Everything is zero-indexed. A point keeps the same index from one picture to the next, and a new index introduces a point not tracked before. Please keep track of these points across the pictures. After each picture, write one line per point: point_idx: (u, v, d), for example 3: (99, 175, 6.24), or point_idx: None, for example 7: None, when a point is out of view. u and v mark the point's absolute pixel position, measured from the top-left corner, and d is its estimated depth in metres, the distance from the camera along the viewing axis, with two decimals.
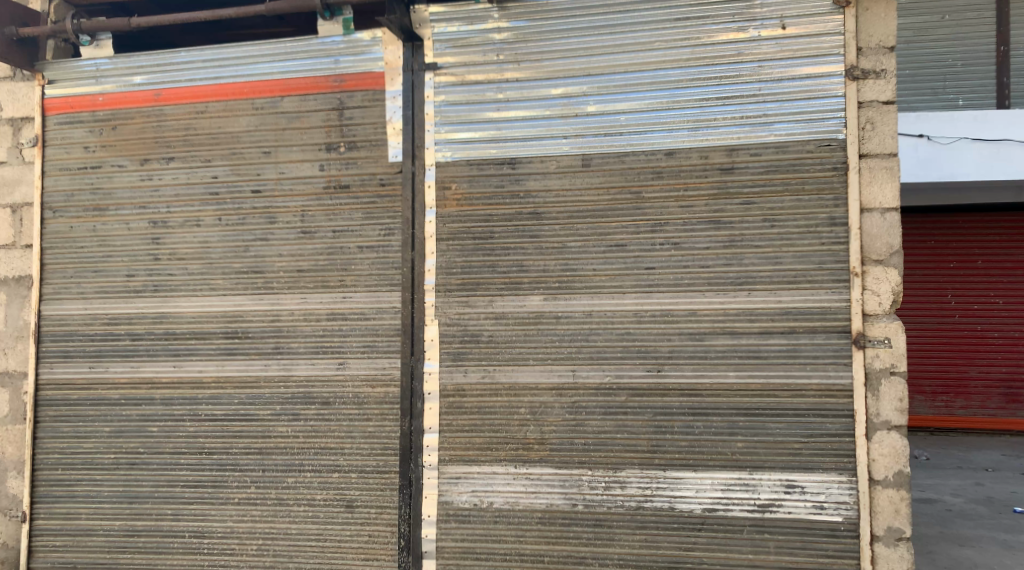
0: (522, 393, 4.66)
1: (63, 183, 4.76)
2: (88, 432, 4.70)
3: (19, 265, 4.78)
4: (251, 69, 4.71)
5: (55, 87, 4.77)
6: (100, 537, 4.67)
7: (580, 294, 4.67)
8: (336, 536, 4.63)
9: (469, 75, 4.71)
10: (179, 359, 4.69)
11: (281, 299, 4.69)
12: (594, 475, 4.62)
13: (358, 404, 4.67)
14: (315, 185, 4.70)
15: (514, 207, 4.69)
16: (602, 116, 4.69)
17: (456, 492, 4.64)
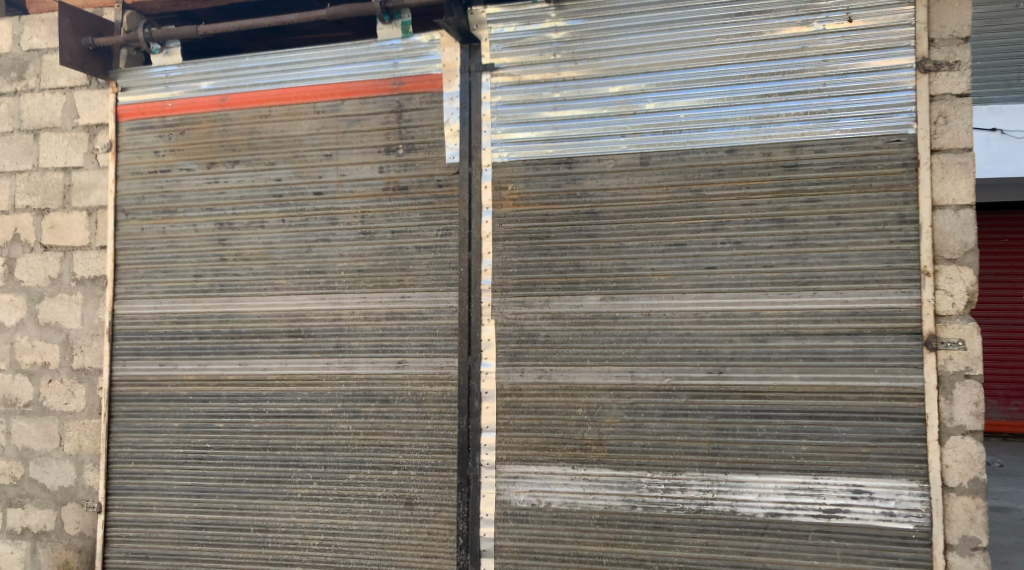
0: (579, 393, 4.65)
1: (134, 187, 4.90)
2: (158, 427, 4.83)
3: (95, 265, 4.93)
4: (313, 74, 4.80)
5: (127, 94, 4.91)
6: (169, 529, 4.78)
7: (638, 294, 4.63)
8: (396, 533, 4.70)
9: (526, 75, 4.72)
10: (245, 356, 4.80)
11: (342, 298, 4.76)
12: (654, 477, 4.58)
13: (416, 402, 4.72)
14: (375, 187, 4.76)
15: (571, 207, 4.69)
16: (661, 113, 4.64)
17: (514, 492, 4.65)
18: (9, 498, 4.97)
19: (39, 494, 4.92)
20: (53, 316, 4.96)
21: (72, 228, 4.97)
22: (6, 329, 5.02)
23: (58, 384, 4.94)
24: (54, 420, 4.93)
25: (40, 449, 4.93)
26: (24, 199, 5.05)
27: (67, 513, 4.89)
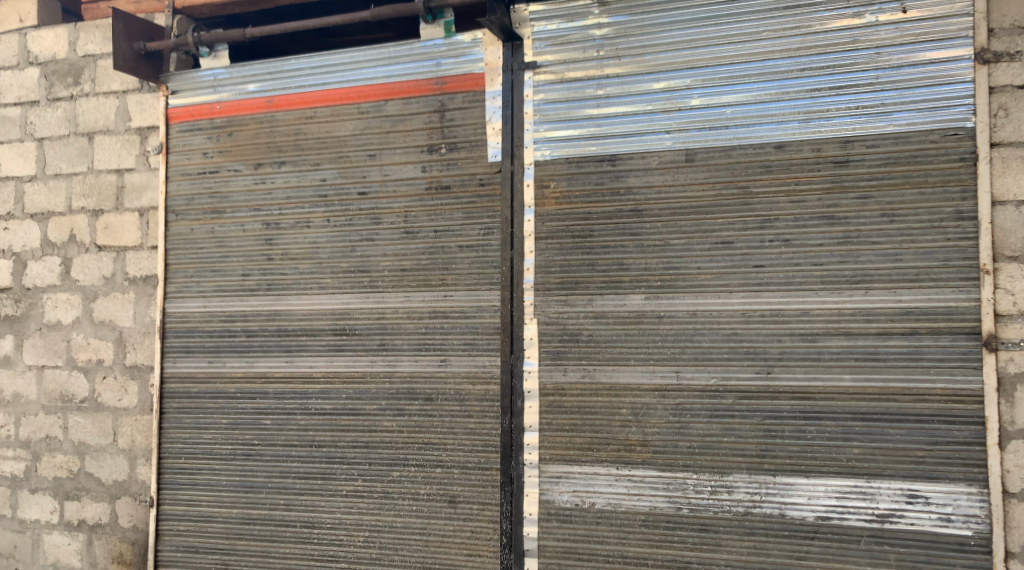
0: (623, 393, 4.60)
1: (184, 188, 4.99)
2: (207, 423, 4.90)
3: (147, 264, 5.04)
4: (357, 75, 4.84)
5: (177, 97, 5.01)
6: (219, 523, 4.85)
7: (684, 293, 4.57)
8: (440, 531, 4.70)
9: (569, 72, 4.69)
10: (291, 355, 4.84)
11: (386, 297, 4.78)
12: (700, 479, 4.51)
13: (459, 400, 4.71)
14: (417, 186, 4.77)
15: (615, 205, 4.64)
16: (707, 109, 4.57)
17: (557, 492, 4.62)
18: (65, 491, 5.09)
19: (94, 488, 5.05)
20: (107, 314, 5.08)
21: (125, 229, 5.09)
22: (62, 327, 5.15)
23: (112, 380, 5.06)
24: (109, 415, 5.05)
25: (96, 444, 5.06)
26: (79, 201, 5.17)
27: (121, 507, 5.00)
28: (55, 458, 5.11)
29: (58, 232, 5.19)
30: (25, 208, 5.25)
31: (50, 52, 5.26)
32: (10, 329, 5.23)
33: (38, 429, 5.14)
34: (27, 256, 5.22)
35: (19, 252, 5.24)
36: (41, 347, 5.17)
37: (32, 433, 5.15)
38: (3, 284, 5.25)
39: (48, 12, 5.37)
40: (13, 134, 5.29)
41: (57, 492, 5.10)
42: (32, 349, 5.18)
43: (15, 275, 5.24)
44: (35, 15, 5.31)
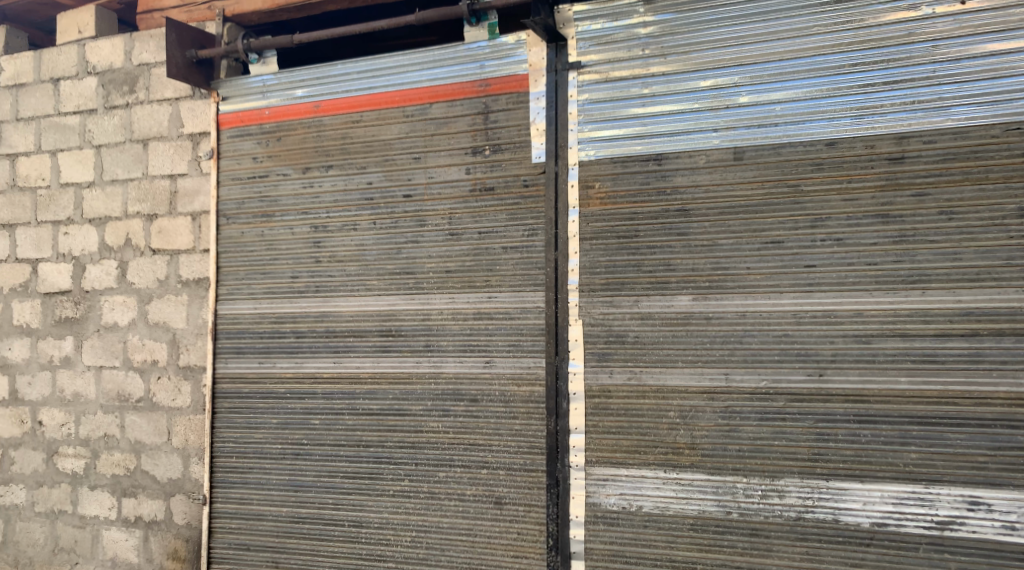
0: (671, 396, 4.54)
1: (235, 192, 5.09)
2: (258, 423, 4.97)
3: (199, 267, 5.16)
4: (402, 79, 4.87)
5: (228, 103, 5.12)
6: (269, 522, 4.91)
7: (733, 294, 4.49)
8: (486, 532, 4.69)
9: (614, 71, 4.66)
10: (339, 355, 4.88)
11: (431, 299, 4.80)
12: (750, 483, 4.43)
13: (504, 401, 4.69)
14: (462, 188, 4.79)
15: (661, 205, 4.59)
16: (755, 107, 4.49)
17: (604, 495, 4.58)
18: (123, 488, 5.23)
19: (150, 485, 5.17)
20: (161, 316, 5.21)
21: (178, 233, 5.21)
22: (119, 328, 5.29)
23: (166, 380, 5.18)
24: (163, 414, 5.18)
25: (151, 442, 5.19)
26: (135, 205, 5.31)
27: (175, 504, 5.12)
28: (113, 456, 5.25)
29: (115, 236, 5.33)
30: (83, 214, 5.41)
31: (107, 62, 5.42)
32: (70, 330, 5.39)
33: (97, 428, 5.29)
34: (85, 259, 5.38)
35: (78, 256, 5.40)
36: (99, 348, 5.32)
37: (91, 432, 5.31)
38: (63, 287, 5.41)
39: (105, 23, 5.57)
40: (72, 141, 5.46)
41: (115, 488, 5.24)
42: (90, 350, 5.33)
43: (73, 278, 5.40)
44: (92, 26, 5.49)
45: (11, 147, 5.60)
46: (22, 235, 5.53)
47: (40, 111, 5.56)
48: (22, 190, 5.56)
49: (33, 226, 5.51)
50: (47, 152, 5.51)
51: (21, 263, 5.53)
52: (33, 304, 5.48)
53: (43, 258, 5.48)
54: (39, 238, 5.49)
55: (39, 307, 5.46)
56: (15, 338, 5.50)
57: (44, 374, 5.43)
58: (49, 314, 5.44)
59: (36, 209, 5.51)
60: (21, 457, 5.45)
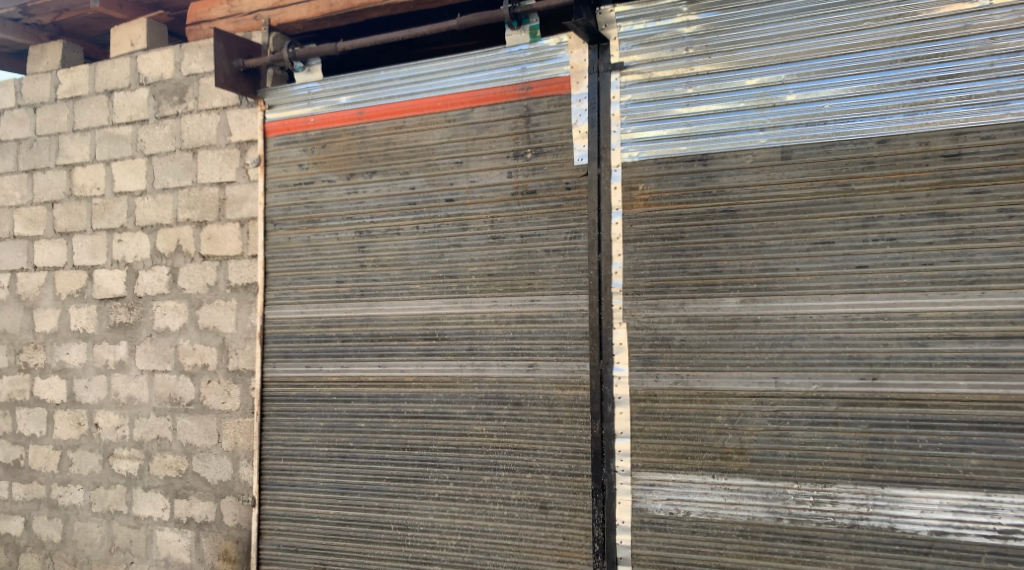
0: (718, 400, 4.45)
1: (281, 199, 5.16)
2: (305, 426, 5.03)
3: (247, 273, 5.24)
4: (444, 84, 4.89)
5: (274, 111, 5.19)
6: (317, 524, 4.96)
7: (782, 296, 4.40)
8: (531, 536, 4.66)
9: (657, 71, 4.60)
10: (383, 359, 4.91)
11: (473, 302, 4.79)
12: (801, 489, 4.33)
13: (548, 405, 4.66)
14: (503, 192, 4.78)
15: (707, 205, 4.51)
16: (803, 105, 4.39)
17: (651, 500, 4.51)
18: (175, 490, 5.33)
19: (201, 487, 5.27)
20: (211, 321, 5.31)
21: (227, 239, 5.31)
22: (171, 333, 5.40)
23: (216, 384, 5.28)
24: (213, 417, 5.27)
25: (202, 445, 5.28)
26: (185, 213, 5.42)
27: (225, 506, 5.20)
28: (166, 458, 5.36)
29: (166, 243, 5.45)
30: (136, 221, 5.54)
31: (158, 73, 5.54)
32: (124, 335, 5.52)
33: (150, 430, 5.41)
34: (138, 266, 5.51)
35: (132, 263, 5.53)
36: (152, 352, 5.44)
37: (145, 434, 5.43)
38: (118, 293, 5.55)
39: (156, 35, 5.69)
40: (125, 151, 5.60)
41: (168, 490, 5.35)
42: (143, 354, 5.46)
43: (127, 284, 5.53)
44: (143, 38, 5.62)
45: (67, 158, 5.77)
46: (78, 242, 5.69)
47: (95, 122, 5.71)
48: (78, 199, 5.72)
49: (89, 234, 5.66)
50: (102, 162, 5.66)
51: (78, 269, 5.68)
52: (89, 309, 5.62)
53: (98, 265, 5.62)
54: (94, 245, 5.64)
55: (94, 313, 5.61)
56: (73, 342, 5.66)
57: (99, 377, 5.57)
58: (104, 320, 5.58)
59: (91, 217, 5.66)
60: (79, 459, 5.60)
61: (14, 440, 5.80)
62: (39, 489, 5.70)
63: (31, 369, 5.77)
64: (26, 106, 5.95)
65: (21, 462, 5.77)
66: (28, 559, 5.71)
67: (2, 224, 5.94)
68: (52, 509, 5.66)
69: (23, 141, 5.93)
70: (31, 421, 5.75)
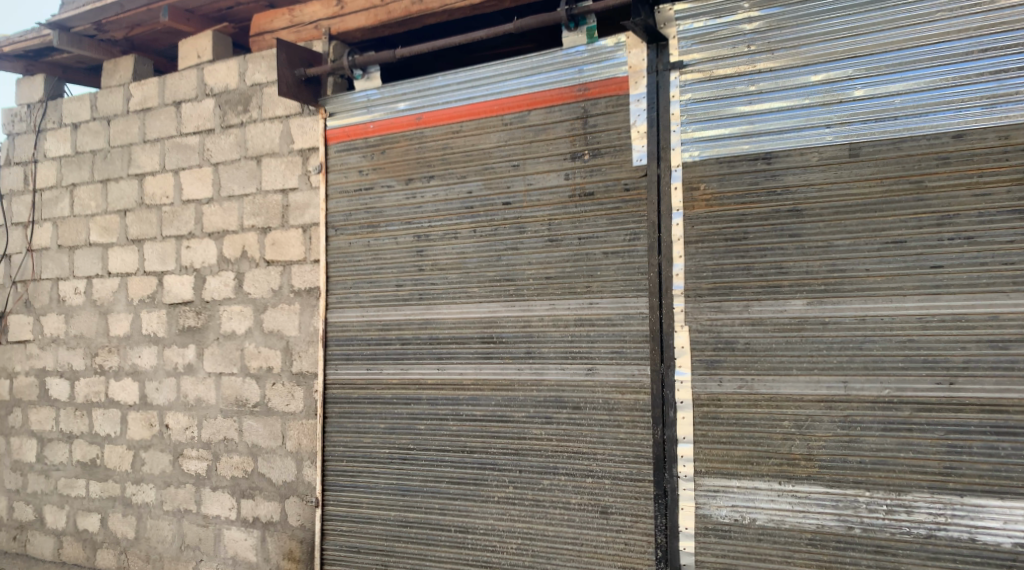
0: (785, 405, 4.32)
1: (342, 205, 5.24)
2: (367, 428, 5.09)
3: (311, 277, 5.33)
4: (501, 87, 4.89)
5: (335, 119, 5.28)
6: (379, 525, 5.01)
7: (851, 297, 4.25)
8: (592, 541, 4.59)
9: (718, 69, 4.50)
10: (442, 361, 4.94)
11: (531, 305, 4.78)
12: (873, 497, 4.17)
13: (608, 409, 4.60)
14: (561, 194, 4.74)
15: (772, 205, 4.38)
16: (872, 100, 4.25)
17: (715, 506, 4.39)
18: (242, 489, 5.46)
19: (267, 487, 5.38)
20: (275, 324, 5.43)
21: (290, 244, 5.41)
22: (237, 336, 5.54)
23: (280, 386, 5.38)
24: (278, 419, 5.37)
25: (267, 446, 5.39)
26: (250, 219, 5.56)
27: (290, 506, 5.30)
28: (233, 458, 5.50)
29: (232, 249, 5.60)
30: (203, 228, 5.70)
31: (223, 84, 5.70)
32: (192, 338, 5.69)
33: (217, 432, 5.55)
34: (205, 271, 5.67)
35: (199, 268, 5.70)
36: (218, 355, 5.59)
37: (212, 435, 5.57)
38: (186, 298, 5.72)
39: (220, 47, 5.86)
40: (193, 160, 5.77)
41: (235, 489, 5.48)
42: (211, 357, 5.61)
43: (195, 289, 5.70)
44: (209, 50, 5.79)
45: (139, 168, 5.98)
46: (149, 249, 5.89)
47: (164, 133, 5.90)
48: (149, 207, 5.92)
49: (159, 240, 5.86)
50: (171, 171, 5.85)
51: (149, 275, 5.88)
52: (160, 313, 5.81)
53: (168, 271, 5.81)
54: (164, 252, 5.83)
55: (164, 317, 5.79)
56: (144, 346, 5.85)
57: (170, 380, 5.75)
58: (173, 323, 5.76)
59: (161, 224, 5.86)
60: (151, 458, 5.78)
61: (90, 439, 6.03)
62: (114, 487, 5.91)
63: (106, 371, 5.99)
64: (100, 119, 6.18)
65: (98, 461, 5.99)
66: (104, 555, 5.92)
67: (79, 232, 6.18)
68: (127, 507, 5.86)
69: (98, 152, 6.17)
70: (106, 421, 5.97)
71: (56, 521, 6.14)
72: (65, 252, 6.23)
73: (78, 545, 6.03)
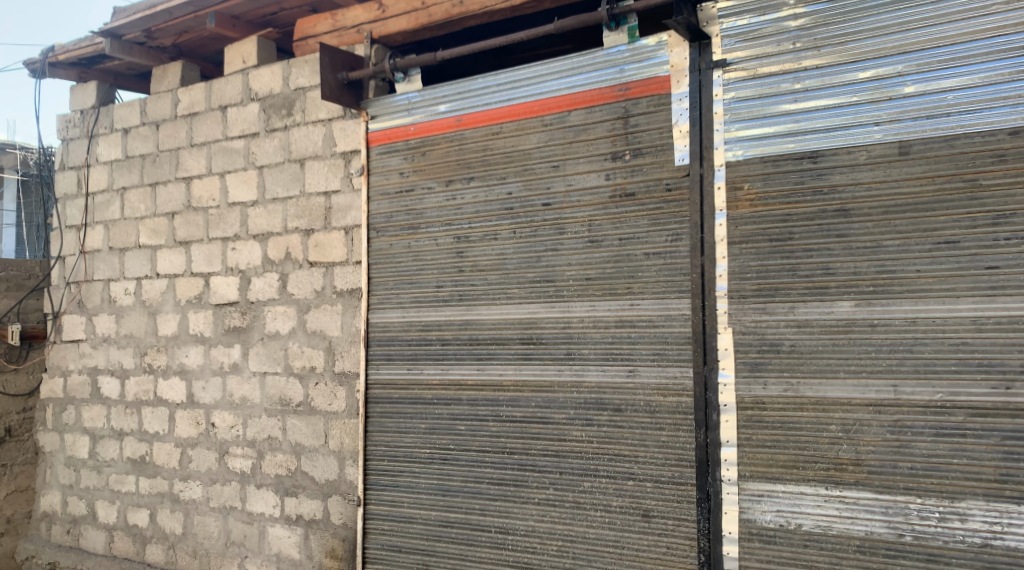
0: (832, 409, 4.23)
1: (383, 207, 5.29)
2: (408, 428, 5.12)
3: (352, 278, 5.40)
4: (542, 88, 4.89)
5: (377, 122, 5.34)
6: (421, 524, 5.04)
7: (900, 299, 4.14)
8: (634, 545, 4.55)
9: (762, 67, 4.43)
10: (482, 362, 4.95)
11: (572, 306, 4.76)
12: (925, 504, 4.06)
13: (650, 412, 4.56)
14: (602, 195, 4.72)
15: (818, 205, 4.29)
16: (923, 96, 4.14)
17: (759, 511, 4.32)
18: (285, 488, 5.55)
19: (310, 485, 5.46)
20: (318, 325, 5.50)
21: (333, 246, 5.48)
22: (281, 336, 5.63)
23: (323, 386, 5.45)
24: (320, 418, 5.45)
25: (311, 445, 5.47)
26: (294, 221, 5.64)
27: (332, 504, 5.37)
28: (277, 457, 5.58)
29: (276, 251, 5.69)
30: (249, 230, 5.81)
31: (268, 88, 5.80)
32: (238, 338, 5.80)
33: (261, 430, 5.65)
34: (251, 272, 5.78)
35: (245, 270, 5.80)
36: (263, 355, 5.69)
37: (256, 434, 5.67)
38: (232, 299, 5.83)
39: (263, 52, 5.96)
40: (239, 163, 5.88)
41: (279, 487, 5.57)
42: (256, 357, 5.71)
43: (240, 290, 5.80)
44: (255, 55, 5.89)
45: (186, 171, 6.12)
46: (196, 251, 6.02)
47: (210, 137, 6.03)
48: (196, 210, 6.05)
49: (206, 242, 5.99)
50: (217, 174, 5.97)
51: (196, 276, 6.01)
52: (206, 314, 5.93)
53: (214, 272, 5.93)
54: (211, 254, 5.95)
55: (211, 317, 5.92)
56: (191, 346, 5.98)
57: (215, 379, 5.87)
58: (219, 324, 5.88)
59: (208, 226, 5.98)
60: (198, 456, 5.90)
61: (140, 437, 6.18)
62: (162, 483, 6.05)
63: (155, 370, 6.14)
64: (149, 124, 6.34)
65: (147, 458, 6.14)
66: (154, 549, 6.07)
67: (129, 234, 6.35)
68: (174, 503, 5.99)
69: (147, 157, 6.33)
70: (155, 419, 6.11)
71: (108, 515, 6.30)
72: (116, 253, 6.41)
73: (129, 539, 6.19)
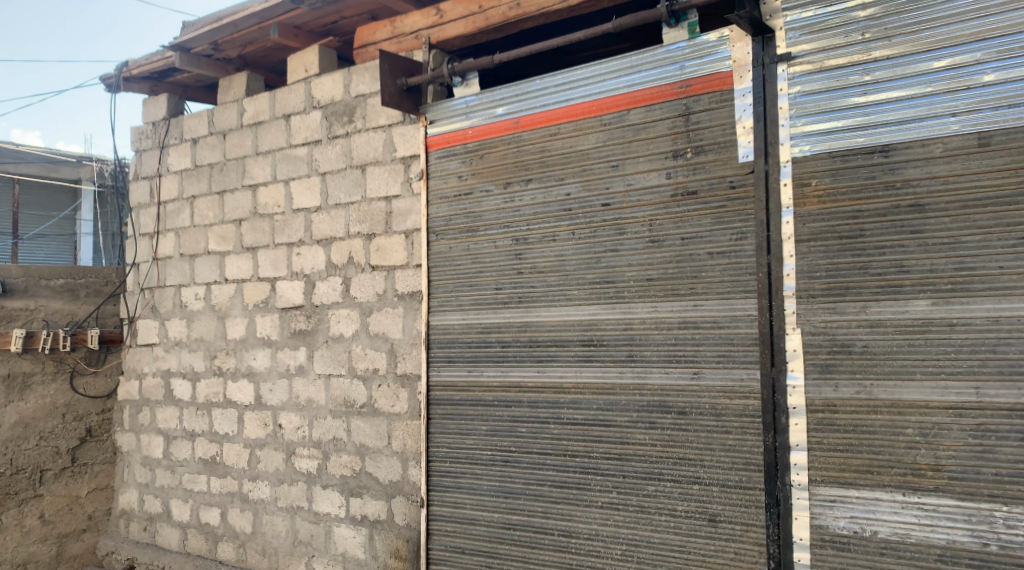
0: (908, 412, 4.06)
1: (443, 210, 5.33)
2: (469, 430, 5.14)
3: (413, 281, 5.46)
4: (601, 87, 4.85)
5: (435, 126, 5.39)
6: (483, 526, 5.04)
7: (982, 297, 3.95)
8: (700, 550, 4.45)
9: (829, 60, 4.28)
10: (542, 364, 4.94)
11: (633, 308, 4.70)
12: (1012, 513, 3.87)
13: (715, 415, 4.46)
14: (662, 194, 4.65)
15: (889, 200, 4.13)
16: (1004, 85, 3.95)
17: (832, 517, 4.17)
18: (350, 488, 5.63)
19: (374, 486, 5.53)
20: (380, 328, 5.57)
21: (394, 250, 5.55)
22: (345, 339, 5.72)
23: (386, 388, 5.52)
24: (384, 420, 5.51)
25: (375, 446, 5.54)
26: (356, 226, 5.73)
27: (396, 505, 5.43)
28: (342, 457, 5.67)
29: (340, 255, 5.79)
30: (313, 235, 5.93)
31: (330, 96, 5.91)
32: (303, 341, 5.92)
33: (327, 432, 5.75)
34: (315, 276, 5.89)
35: (309, 273, 5.92)
36: (328, 357, 5.79)
37: (322, 434, 5.77)
38: (297, 303, 5.96)
39: (328, 60, 6.07)
40: (303, 170, 6.01)
41: (345, 488, 5.65)
42: (321, 360, 5.82)
43: (306, 293, 5.92)
44: (321, 64, 6.02)
45: (252, 179, 6.28)
46: (263, 256, 6.17)
47: (275, 145, 6.18)
48: (262, 216, 6.20)
49: (271, 247, 6.13)
50: (282, 181, 6.11)
51: (263, 281, 6.16)
52: (273, 318, 6.08)
53: (280, 276, 6.07)
54: (276, 259, 6.09)
55: (278, 321, 6.05)
56: (259, 348, 6.14)
57: (282, 381, 6.00)
58: (286, 327, 6.01)
59: (273, 232, 6.13)
60: (266, 456, 6.04)
61: (211, 437, 6.36)
62: (233, 483, 6.22)
63: (224, 372, 6.32)
64: (217, 134, 6.54)
65: (217, 458, 6.31)
66: (225, 548, 6.24)
67: (198, 241, 6.56)
68: (244, 503, 6.15)
69: (215, 166, 6.53)
70: (225, 420, 6.29)
71: (182, 513, 6.51)
72: (187, 260, 6.62)
73: (201, 537, 6.38)
